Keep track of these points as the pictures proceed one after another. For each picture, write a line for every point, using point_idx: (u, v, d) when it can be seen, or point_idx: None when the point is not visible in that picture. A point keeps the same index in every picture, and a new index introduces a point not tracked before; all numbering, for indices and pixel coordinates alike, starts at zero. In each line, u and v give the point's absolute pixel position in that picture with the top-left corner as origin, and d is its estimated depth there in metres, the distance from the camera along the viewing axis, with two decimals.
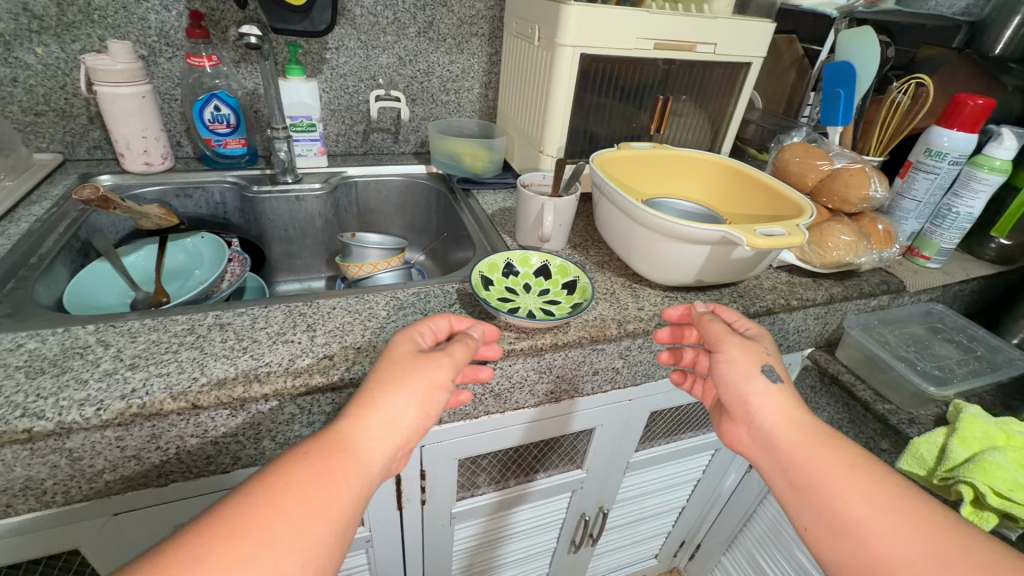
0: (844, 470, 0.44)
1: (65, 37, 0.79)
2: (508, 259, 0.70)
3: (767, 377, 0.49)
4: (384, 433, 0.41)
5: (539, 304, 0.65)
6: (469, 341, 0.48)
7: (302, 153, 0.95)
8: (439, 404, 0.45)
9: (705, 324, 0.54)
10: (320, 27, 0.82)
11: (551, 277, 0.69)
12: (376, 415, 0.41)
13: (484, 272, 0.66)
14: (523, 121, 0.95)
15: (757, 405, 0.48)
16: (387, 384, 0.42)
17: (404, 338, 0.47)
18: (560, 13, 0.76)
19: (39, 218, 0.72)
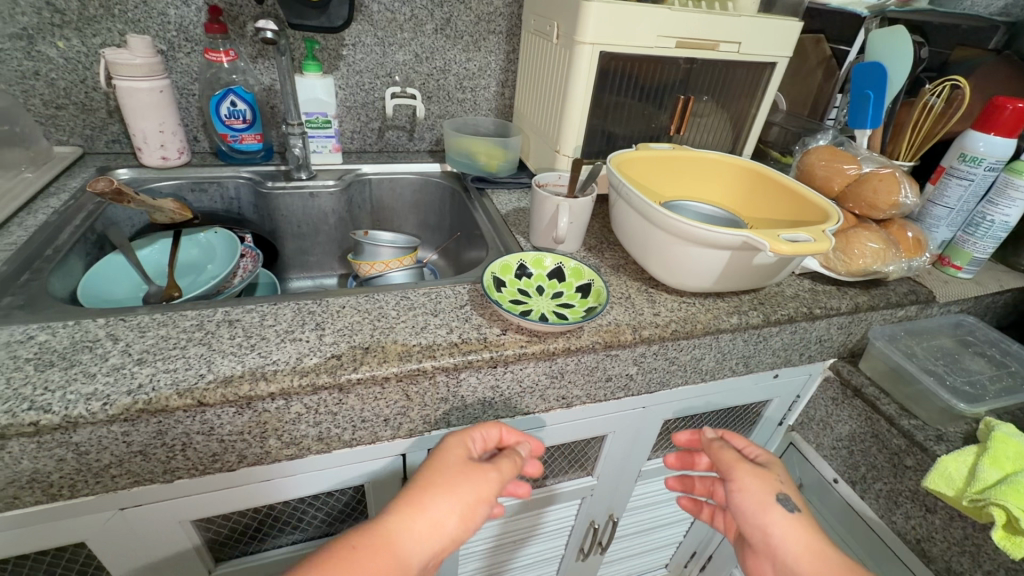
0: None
1: (86, 31, 0.80)
2: (521, 260, 0.68)
3: (784, 507, 0.50)
4: (426, 541, 0.43)
5: (552, 308, 0.63)
6: (516, 457, 0.51)
7: (316, 150, 0.95)
8: (480, 517, 0.46)
9: (715, 451, 0.56)
10: (337, 22, 0.82)
11: (565, 280, 0.68)
12: (421, 530, 0.43)
13: (496, 273, 0.65)
14: (539, 120, 0.93)
15: (777, 530, 0.49)
16: (437, 497, 0.45)
17: (449, 442, 0.50)
18: (580, 9, 0.74)
19: (56, 211, 0.72)
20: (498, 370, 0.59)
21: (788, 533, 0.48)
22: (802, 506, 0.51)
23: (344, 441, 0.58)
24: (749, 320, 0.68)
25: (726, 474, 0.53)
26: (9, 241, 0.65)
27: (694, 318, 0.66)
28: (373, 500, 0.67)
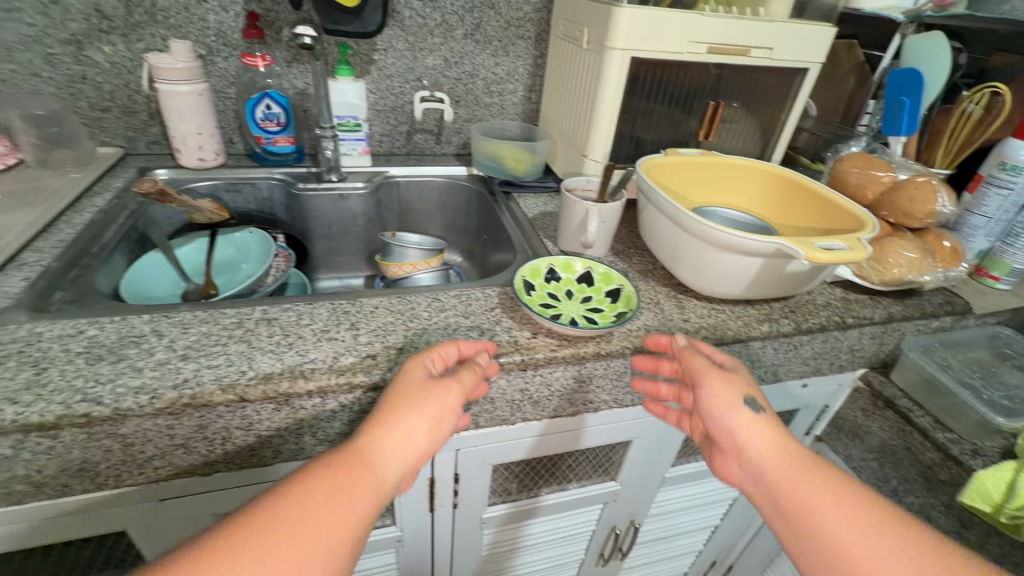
0: (826, 486, 0.46)
1: (131, 36, 0.83)
2: (551, 264, 0.69)
3: (750, 408, 0.51)
4: (401, 453, 0.46)
5: (582, 313, 0.63)
6: (478, 368, 0.52)
7: (347, 153, 0.97)
8: (448, 428, 0.49)
9: (686, 358, 0.54)
10: (370, 27, 0.83)
11: (594, 285, 0.68)
12: (395, 448, 0.45)
13: (525, 277, 0.66)
14: (567, 125, 0.94)
15: (741, 426, 0.50)
16: (400, 415, 0.46)
17: (407, 366, 0.50)
18: (611, 16, 0.75)
19: (100, 209, 0.75)
20: (528, 373, 0.59)
21: (755, 427, 0.50)
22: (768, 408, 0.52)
23: None
24: (780, 328, 0.67)
25: (696, 382, 0.53)
26: (58, 238, 0.67)
27: (724, 325, 0.66)
28: (401, 498, 0.68)
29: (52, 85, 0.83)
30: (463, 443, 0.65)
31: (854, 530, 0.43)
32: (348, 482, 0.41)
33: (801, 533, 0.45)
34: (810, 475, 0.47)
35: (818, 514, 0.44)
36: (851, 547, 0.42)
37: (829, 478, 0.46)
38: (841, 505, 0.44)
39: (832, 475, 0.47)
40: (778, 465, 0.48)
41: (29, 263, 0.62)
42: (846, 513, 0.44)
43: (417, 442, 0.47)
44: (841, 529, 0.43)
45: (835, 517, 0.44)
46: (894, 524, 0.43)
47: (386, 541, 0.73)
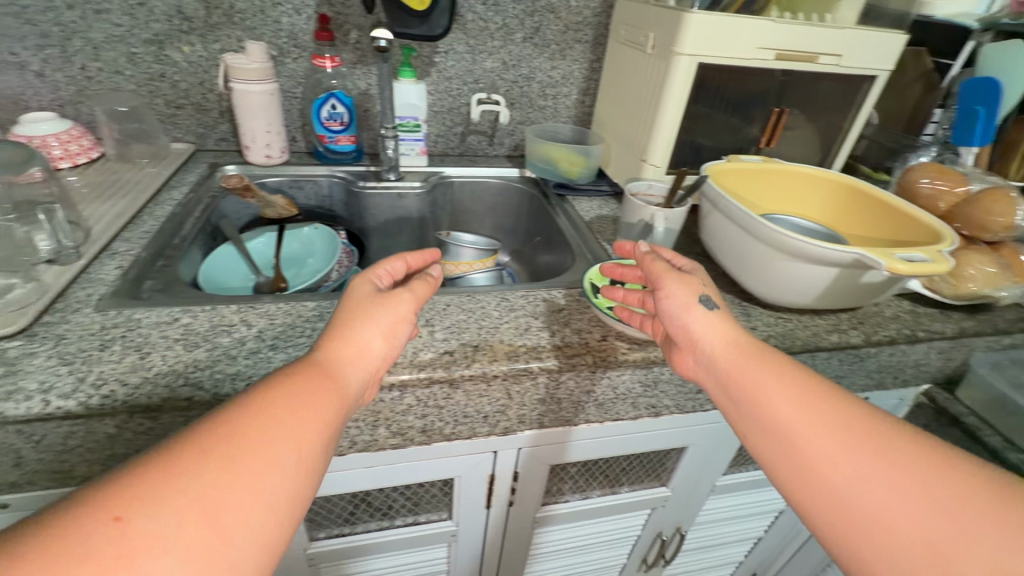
0: (795, 388, 0.43)
1: (208, 37, 0.86)
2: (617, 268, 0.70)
3: (704, 306, 0.50)
4: (359, 361, 0.47)
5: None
6: (427, 279, 0.56)
7: (405, 153, 0.99)
8: (403, 335, 0.51)
9: (645, 263, 0.54)
10: (437, 31, 0.84)
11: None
12: (348, 355, 0.46)
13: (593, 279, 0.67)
14: (625, 130, 0.94)
15: (695, 325, 0.49)
16: (351, 320, 0.48)
17: (352, 286, 0.53)
18: (680, 22, 0.75)
19: (178, 202, 0.78)
20: (597, 375, 0.60)
21: (710, 325, 0.49)
22: (722, 307, 0.51)
23: (444, 433, 0.60)
24: (850, 339, 0.66)
25: (655, 285, 0.52)
26: (144, 229, 0.70)
27: (792, 334, 0.65)
28: (460, 494, 0.69)
29: (132, 83, 0.87)
30: (525, 442, 0.65)
31: (830, 432, 0.39)
32: (298, 381, 0.42)
33: (773, 442, 0.42)
34: (775, 374, 0.44)
35: (786, 418, 0.41)
36: (826, 455, 0.39)
37: (796, 379, 0.43)
38: (814, 407, 0.41)
39: (803, 376, 0.44)
40: (732, 360, 0.46)
41: (120, 252, 0.65)
42: (823, 418, 0.40)
43: (365, 343, 0.48)
44: (818, 433, 0.40)
45: (809, 420, 0.40)
46: (879, 427, 0.39)
47: (441, 536, 0.74)
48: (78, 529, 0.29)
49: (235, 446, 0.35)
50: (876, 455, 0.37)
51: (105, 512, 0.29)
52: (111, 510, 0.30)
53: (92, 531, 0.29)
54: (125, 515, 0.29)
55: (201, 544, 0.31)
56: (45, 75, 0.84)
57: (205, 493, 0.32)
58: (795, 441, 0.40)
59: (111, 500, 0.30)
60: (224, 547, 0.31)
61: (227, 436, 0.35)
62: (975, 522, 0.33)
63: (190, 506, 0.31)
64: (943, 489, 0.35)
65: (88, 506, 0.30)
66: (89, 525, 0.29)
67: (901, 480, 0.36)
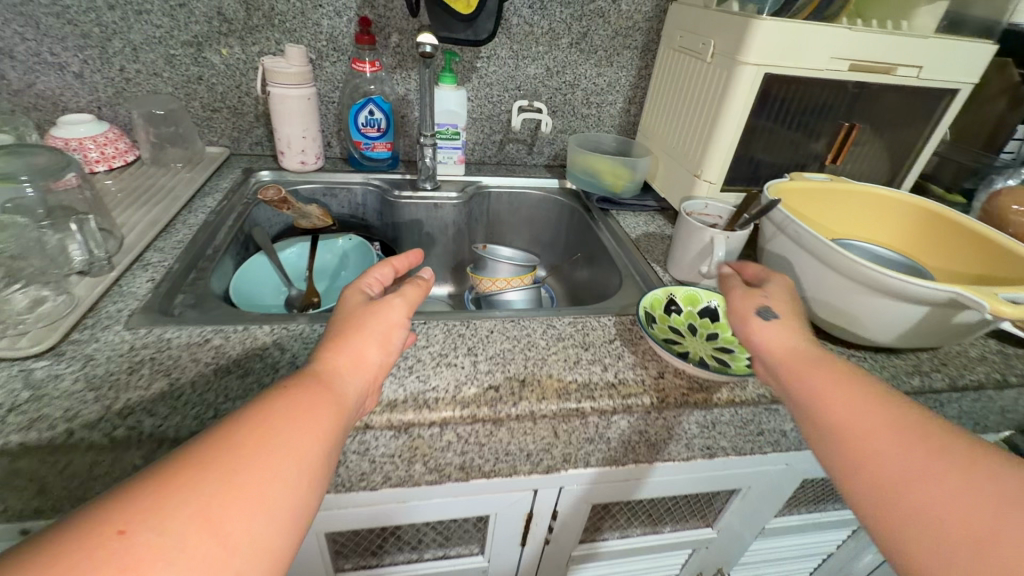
0: (857, 411, 0.40)
1: (247, 39, 0.84)
2: (672, 294, 0.64)
3: (768, 315, 0.49)
4: (355, 369, 0.43)
5: (711, 351, 0.59)
6: (418, 283, 0.53)
7: (442, 161, 0.95)
8: (398, 342, 0.47)
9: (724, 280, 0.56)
10: (482, 36, 0.80)
11: (720, 321, 0.63)
12: (344, 363, 0.43)
13: (648, 307, 0.61)
14: (675, 143, 0.88)
15: (757, 342, 0.48)
16: (342, 331, 0.45)
17: (344, 300, 0.50)
18: (747, 29, 0.69)
19: (212, 210, 0.76)
20: (652, 417, 0.54)
21: (777, 342, 0.47)
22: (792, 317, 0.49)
23: (483, 472, 0.56)
24: (933, 384, 0.59)
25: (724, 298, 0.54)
26: (177, 238, 0.68)
27: None
28: (495, 530, 0.64)
29: (170, 85, 0.86)
30: (568, 481, 0.60)
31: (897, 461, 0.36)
32: (300, 389, 0.39)
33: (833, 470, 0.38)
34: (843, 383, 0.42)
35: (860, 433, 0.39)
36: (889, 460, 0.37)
37: (859, 403, 0.40)
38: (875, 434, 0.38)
39: (866, 398, 0.40)
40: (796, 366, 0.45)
41: (153, 263, 0.63)
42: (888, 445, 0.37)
43: (365, 351, 0.45)
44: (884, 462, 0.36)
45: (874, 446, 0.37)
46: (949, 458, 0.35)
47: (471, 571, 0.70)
48: (77, 544, 0.26)
49: (236, 451, 0.32)
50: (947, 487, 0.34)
51: (109, 524, 0.27)
52: (113, 522, 0.27)
53: (94, 545, 0.26)
54: (131, 528, 0.27)
55: (207, 559, 0.28)
56: (84, 76, 0.83)
57: (207, 504, 0.29)
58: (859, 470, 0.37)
59: (112, 515, 0.27)
60: (226, 562, 0.29)
61: (232, 444, 0.32)
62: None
63: (195, 517, 0.29)
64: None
65: (88, 521, 0.27)
66: (91, 538, 0.26)
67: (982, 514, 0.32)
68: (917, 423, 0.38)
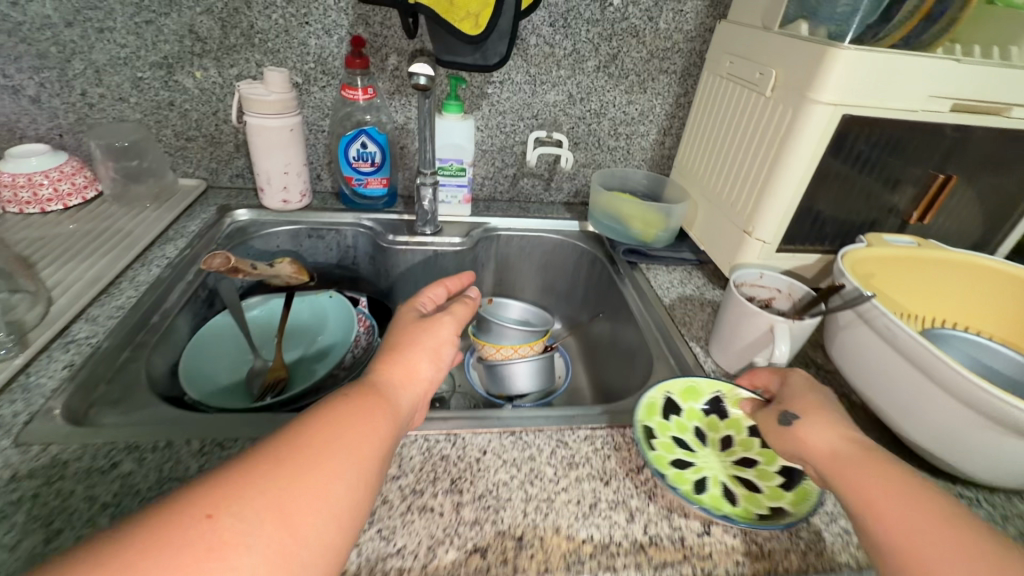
0: (902, 490, 0.35)
1: (224, 60, 0.73)
2: (667, 392, 0.50)
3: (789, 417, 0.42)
4: (410, 382, 0.44)
5: (732, 471, 0.46)
6: (467, 300, 0.56)
7: (445, 200, 0.82)
8: (447, 358, 0.49)
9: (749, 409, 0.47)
10: (492, 60, 0.68)
11: (734, 418, 0.50)
12: (398, 376, 0.43)
13: (642, 420, 0.47)
14: (719, 187, 0.74)
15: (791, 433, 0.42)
16: (399, 342, 0.46)
17: (399, 321, 0.51)
18: (822, 59, 0.55)
19: (169, 263, 0.65)
20: None
21: (818, 437, 0.40)
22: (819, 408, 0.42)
23: None
24: None
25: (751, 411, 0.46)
26: (117, 302, 0.57)
27: None
28: None
29: (137, 111, 0.75)
30: None
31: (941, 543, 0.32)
32: (359, 400, 0.39)
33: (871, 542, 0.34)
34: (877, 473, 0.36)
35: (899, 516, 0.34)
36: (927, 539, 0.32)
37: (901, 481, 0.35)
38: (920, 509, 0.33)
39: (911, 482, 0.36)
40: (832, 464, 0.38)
41: (78, 340, 0.51)
42: (936, 522, 0.33)
43: (418, 366, 0.45)
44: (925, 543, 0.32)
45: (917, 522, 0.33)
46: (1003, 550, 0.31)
47: None
48: (169, 524, 0.28)
49: (305, 456, 0.33)
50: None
51: (197, 508, 0.29)
52: (203, 507, 0.29)
53: (186, 525, 0.28)
54: (218, 513, 0.28)
55: (282, 552, 0.29)
56: (41, 101, 0.73)
57: (281, 500, 0.30)
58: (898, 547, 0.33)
59: (200, 498, 0.29)
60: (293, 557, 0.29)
61: (305, 441, 0.34)
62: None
63: (269, 512, 0.30)
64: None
65: (180, 502, 0.29)
66: (181, 523, 0.28)
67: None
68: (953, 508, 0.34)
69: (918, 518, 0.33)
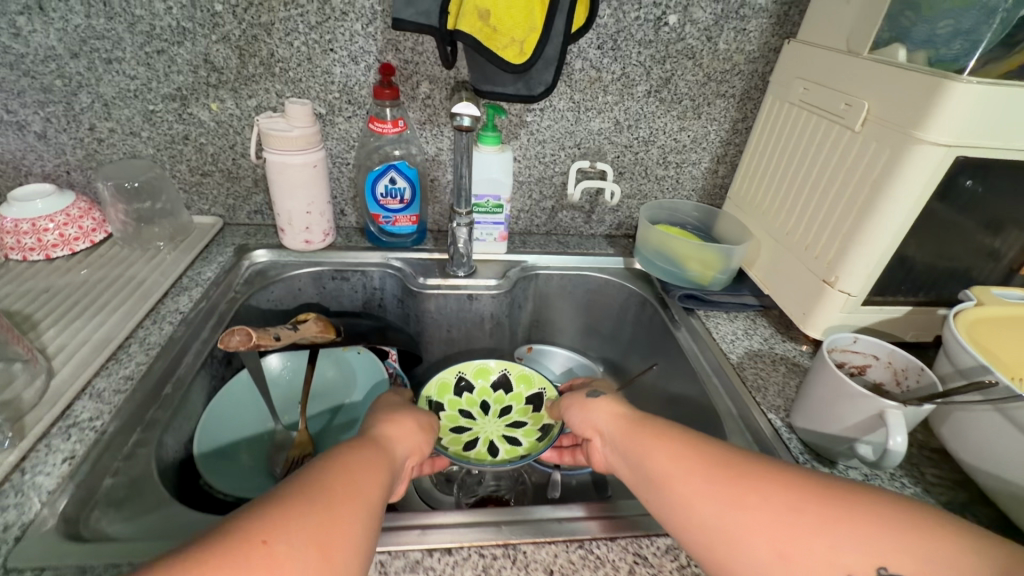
0: (669, 438, 0.43)
1: (242, 91, 0.67)
2: (506, 370, 0.66)
3: (594, 399, 0.52)
4: (412, 441, 0.45)
5: (498, 438, 0.60)
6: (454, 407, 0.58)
7: (480, 238, 0.75)
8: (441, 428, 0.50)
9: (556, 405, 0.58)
10: (537, 90, 0.60)
11: (538, 412, 0.62)
12: (397, 432, 0.45)
13: (465, 374, 0.65)
14: (789, 226, 0.66)
15: (591, 414, 0.51)
16: (400, 409, 0.49)
17: (401, 397, 0.53)
18: (933, 94, 0.47)
19: (183, 319, 0.59)
20: None
21: (611, 413, 0.49)
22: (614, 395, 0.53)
23: None
24: None
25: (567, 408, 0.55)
26: (126, 371, 0.51)
27: None
28: None
29: (150, 146, 0.69)
30: None
31: (711, 475, 0.39)
32: (367, 449, 0.41)
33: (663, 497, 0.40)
34: (667, 441, 0.43)
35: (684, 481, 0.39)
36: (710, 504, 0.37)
37: (668, 430, 0.44)
38: (684, 452, 0.41)
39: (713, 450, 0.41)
40: (622, 435, 0.46)
41: (81, 424, 0.45)
42: (699, 456, 0.41)
43: (417, 427, 0.47)
44: (699, 479, 0.39)
45: (688, 462, 0.40)
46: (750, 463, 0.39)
47: None
48: (226, 552, 0.29)
49: (332, 490, 0.35)
50: (765, 496, 0.37)
51: (252, 537, 0.30)
52: (255, 536, 0.30)
53: (240, 554, 0.29)
54: (271, 539, 0.30)
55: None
56: (48, 137, 0.67)
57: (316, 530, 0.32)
58: (677, 491, 0.39)
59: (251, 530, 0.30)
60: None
61: (331, 485, 0.35)
62: (926, 543, 0.33)
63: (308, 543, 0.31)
64: (850, 504, 0.35)
65: (232, 533, 0.30)
66: (238, 551, 0.29)
67: (809, 503, 0.36)
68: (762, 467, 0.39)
69: (702, 461, 0.40)
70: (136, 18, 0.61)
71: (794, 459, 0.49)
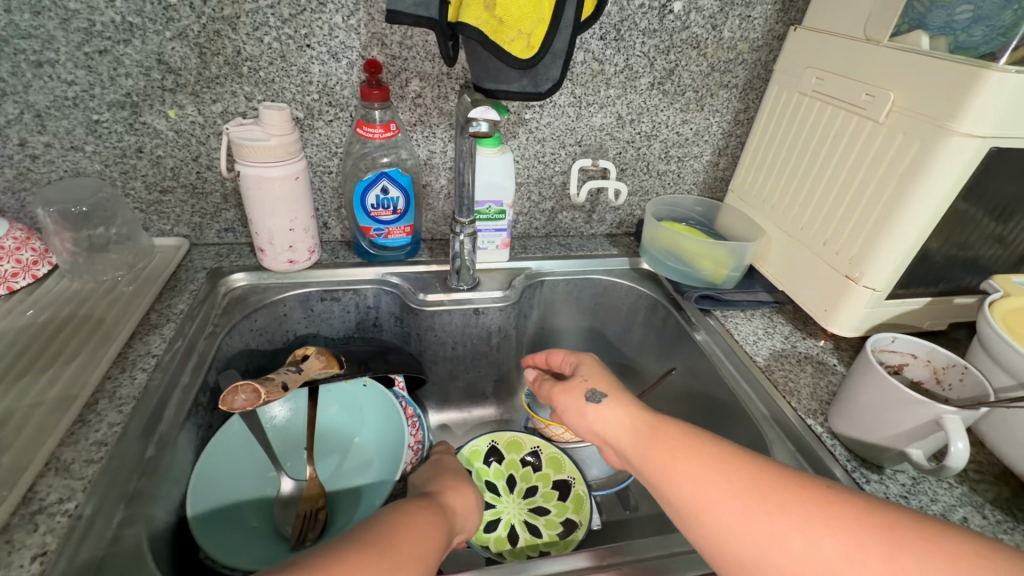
0: (691, 451, 0.40)
1: (205, 95, 0.58)
2: (537, 445, 0.63)
3: (591, 397, 0.47)
4: (466, 514, 0.43)
5: (519, 521, 0.57)
6: None
7: (480, 247, 0.70)
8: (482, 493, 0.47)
9: (537, 387, 0.52)
10: (544, 87, 0.55)
11: (563, 501, 0.58)
12: (458, 505, 0.42)
13: (497, 444, 0.63)
14: (800, 221, 0.64)
15: (596, 421, 0.46)
16: (456, 479, 0.46)
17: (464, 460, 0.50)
18: (965, 84, 0.45)
19: (157, 364, 0.51)
20: None
21: (613, 418, 0.45)
22: (612, 389, 0.47)
23: None
24: None
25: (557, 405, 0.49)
26: (96, 436, 0.43)
27: None
28: None
29: (96, 162, 0.60)
30: None
31: (741, 505, 0.36)
32: (425, 510, 0.38)
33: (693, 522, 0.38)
34: (687, 453, 0.40)
35: (716, 508, 0.36)
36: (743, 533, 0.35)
37: (690, 442, 0.40)
38: (711, 474, 0.38)
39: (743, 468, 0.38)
40: (636, 446, 0.43)
41: (49, 508, 0.38)
42: (731, 481, 0.37)
43: (475, 503, 0.44)
44: (730, 509, 0.36)
45: (715, 488, 0.37)
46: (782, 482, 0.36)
47: None
48: None
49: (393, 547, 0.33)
50: (798, 525, 0.34)
51: None
52: None
53: None
54: None
55: None
56: None
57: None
58: (707, 513, 0.37)
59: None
60: None
61: (393, 544, 0.33)
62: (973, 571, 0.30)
63: None
64: (901, 538, 0.32)
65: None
66: None
67: (849, 536, 0.33)
68: (795, 487, 0.36)
69: (733, 481, 0.37)
70: (70, 13, 0.52)
71: (844, 469, 0.48)
